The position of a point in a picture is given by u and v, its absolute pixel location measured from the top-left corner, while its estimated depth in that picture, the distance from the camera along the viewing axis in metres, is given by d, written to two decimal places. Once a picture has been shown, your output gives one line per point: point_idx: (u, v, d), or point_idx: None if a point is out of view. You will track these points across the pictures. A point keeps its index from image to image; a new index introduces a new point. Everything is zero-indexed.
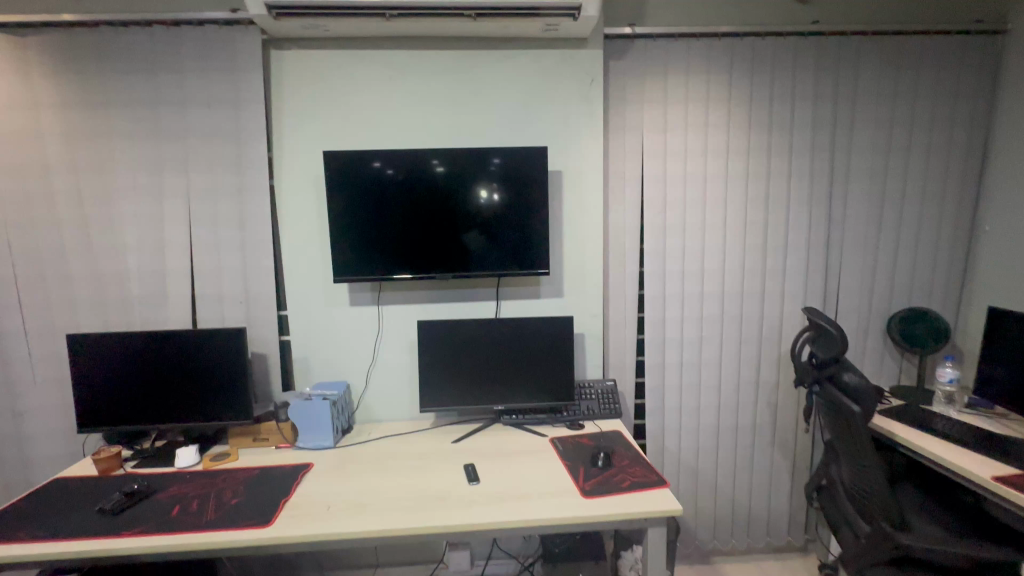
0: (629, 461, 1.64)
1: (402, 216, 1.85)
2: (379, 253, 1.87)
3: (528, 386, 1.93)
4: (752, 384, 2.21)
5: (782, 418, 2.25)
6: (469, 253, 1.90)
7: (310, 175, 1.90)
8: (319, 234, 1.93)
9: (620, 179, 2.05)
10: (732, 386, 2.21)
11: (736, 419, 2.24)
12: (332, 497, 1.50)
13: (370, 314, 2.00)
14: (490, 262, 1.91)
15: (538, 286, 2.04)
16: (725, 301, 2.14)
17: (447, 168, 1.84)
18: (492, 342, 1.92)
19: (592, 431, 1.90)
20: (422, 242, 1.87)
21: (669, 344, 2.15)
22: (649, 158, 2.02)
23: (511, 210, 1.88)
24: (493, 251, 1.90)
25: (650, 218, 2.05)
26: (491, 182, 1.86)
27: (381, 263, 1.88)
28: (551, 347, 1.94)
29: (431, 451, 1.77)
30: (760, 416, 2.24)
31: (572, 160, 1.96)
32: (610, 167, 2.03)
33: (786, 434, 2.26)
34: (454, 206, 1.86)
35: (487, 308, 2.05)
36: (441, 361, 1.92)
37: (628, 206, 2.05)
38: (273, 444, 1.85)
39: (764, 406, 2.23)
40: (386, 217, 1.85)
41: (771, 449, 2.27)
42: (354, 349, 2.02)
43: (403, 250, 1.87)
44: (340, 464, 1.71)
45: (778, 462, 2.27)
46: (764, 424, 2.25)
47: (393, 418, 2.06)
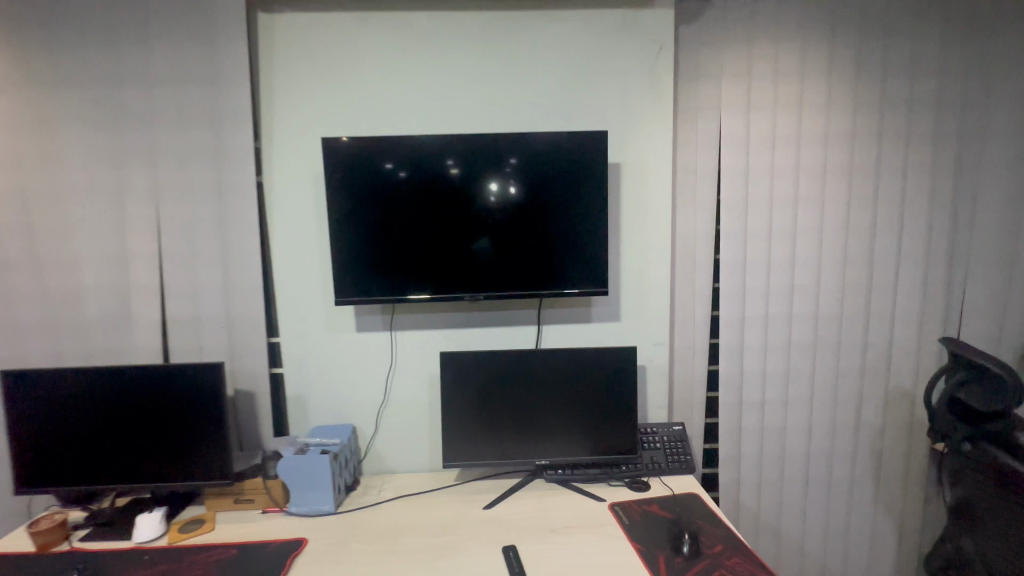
0: (723, 545, 1.24)
1: (394, 217, 1.47)
2: (365, 265, 1.49)
3: (577, 434, 1.55)
4: (850, 426, 1.78)
5: (887, 469, 1.81)
6: (478, 265, 1.51)
7: (302, 172, 1.53)
8: (306, 246, 1.56)
9: (690, 173, 1.64)
10: (824, 430, 1.78)
11: (830, 470, 1.81)
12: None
13: (380, 344, 1.63)
14: (502, 277, 1.52)
15: (589, 307, 1.64)
16: (818, 325, 1.72)
17: (462, 169, 1.46)
18: (529, 380, 1.53)
19: (662, 493, 1.49)
20: (421, 255, 1.50)
21: (747, 378, 1.73)
22: (727, 147, 1.61)
23: (523, 209, 1.49)
24: (512, 264, 1.51)
25: (729, 222, 1.64)
26: (504, 174, 1.47)
27: (371, 275, 1.50)
28: (606, 387, 1.55)
29: (458, 524, 1.37)
30: (860, 466, 1.81)
31: (629, 147, 1.56)
32: (677, 157, 1.63)
33: (891, 489, 1.82)
34: (469, 211, 1.48)
35: (526, 336, 1.65)
36: (469, 402, 1.53)
37: (699, 208, 1.65)
38: (260, 507, 1.47)
39: (865, 453, 1.80)
40: (379, 220, 1.47)
41: (872, 508, 1.83)
42: (360, 385, 1.64)
43: (396, 261, 1.49)
44: (340, 541, 1.32)
45: (882, 522, 1.84)
46: (864, 477, 1.82)
47: (409, 469, 1.68)
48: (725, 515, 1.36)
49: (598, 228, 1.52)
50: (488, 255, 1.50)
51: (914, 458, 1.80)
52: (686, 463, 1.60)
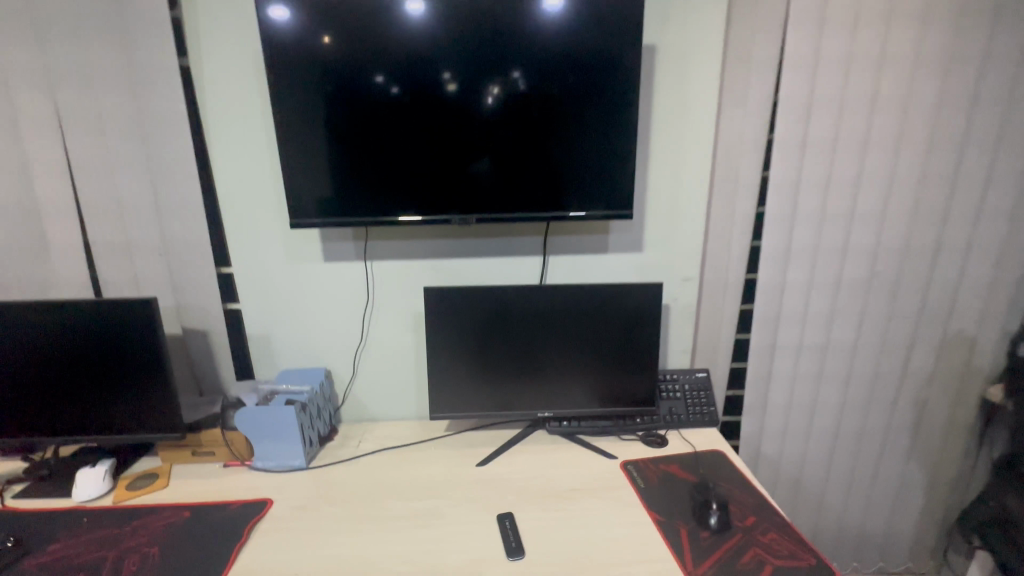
0: (755, 518, 1.05)
1: (360, 129, 1.15)
2: (324, 187, 1.19)
3: (587, 384, 1.33)
4: (896, 375, 1.57)
5: (929, 421, 1.62)
6: (475, 195, 1.21)
7: (244, 68, 1.19)
8: (254, 165, 1.25)
9: (744, 63, 1.28)
10: (865, 380, 1.57)
11: (865, 420, 1.62)
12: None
13: (355, 277, 1.36)
14: (494, 202, 1.22)
15: (605, 235, 1.37)
16: (878, 260, 1.45)
17: (462, 84, 1.13)
18: (531, 323, 1.29)
19: (681, 451, 1.30)
20: (395, 173, 1.19)
21: (785, 320, 1.49)
22: (796, 28, 1.24)
23: (524, 117, 1.16)
24: (509, 185, 1.21)
25: (785, 130, 1.31)
26: (510, 70, 1.13)
27: (331, 198, 1.20)
28: (624, 333, 1.31)
29: (447, 484, 1.19)
30: (899, 417, 1.62)
31: (671, 31, 1.25)
32: (728, 41, 1.26)
33: (929, 442, 1.65)
34: (455, 118, 1.16)
35: (528, 269, 1.38)
36: (460, 346, 1.30)
37: (751, 110, 1.30)
38: (221, 460, 1.29)
39: (907, 404, 1.60)
40: (339, 130, 1.15)
41: (905, 461, 1.67)
42: (333, 326, 1.40)
43: (364, 180, 1.19)
44: (309, 504, 1.14)
45: (913, 475, 1.69)
46: (902, 429, 1.63)
47: (394, 417, 1.49)
48: (757, 480, 1.17)
49: (624, 136, 1.19)
50: (481, 176, 1.20)
51: (961, 409, 1.61)
52: (709, 414, 1.41)
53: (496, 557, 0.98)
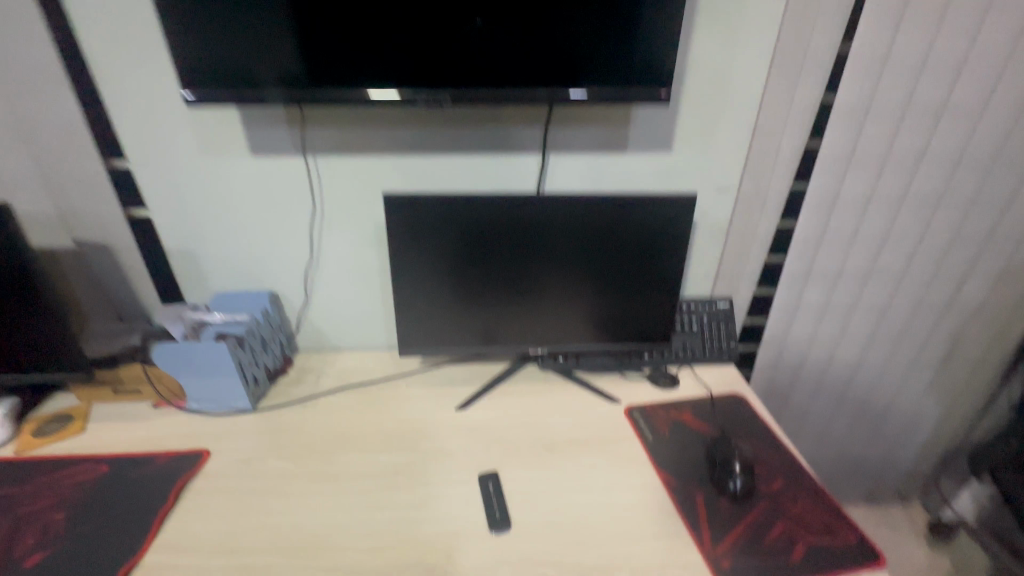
0: (783, 482, 0.90)
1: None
2: (224, 44, 0.82)
3: (589, 317, 1.11)
4: (941, 307, 1.36)
5: (964, 356, 1.46)
6: (462, 75, 0.86)
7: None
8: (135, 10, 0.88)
9: None
10: (905, 312, 1.36)
11: (893, 355, 1.45)
12: (219, 568, 0.76)
13: (295, 178, 1.04)
14: (474, 76, 0.86)
15: (625, 129, 1.04)
16: (961, 170, 1.15)
17: None
18: (522, 244, 1.02)
19: (695, 395, 1.12)
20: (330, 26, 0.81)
21: (828, 242, 1.24)
22: None
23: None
24: (495, 48, 0.84)
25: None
26: None
27: (238, 62, 0.83)
28: (638, 258, 1.05)
29: (421, 432, 1.01)
30: (931, 352, 1.45)
31: None
32: None
33: (956, 377, 1.50)
34: None
35: (522, 173, 1.07)
36: (434, 271, 1.03)
37: None
38: (150, 401, 1.08)
39: (944, 338, 1.42)
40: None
41: (925, 396, 1.54)
42: (273, 240, 1.11)
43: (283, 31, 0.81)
44: (252, 459, 0.95)
45: (928, 409, 1.57)
46: (931, 365, 1.47)
47: (359, 347, 1.27)
48: (784, 433, 1.01)
49: None
50: (471, 45, 0.84)
51: (1001, 344, 1.44)
52: (728, 350, 1.21)
53: (477, 530, 0.82)
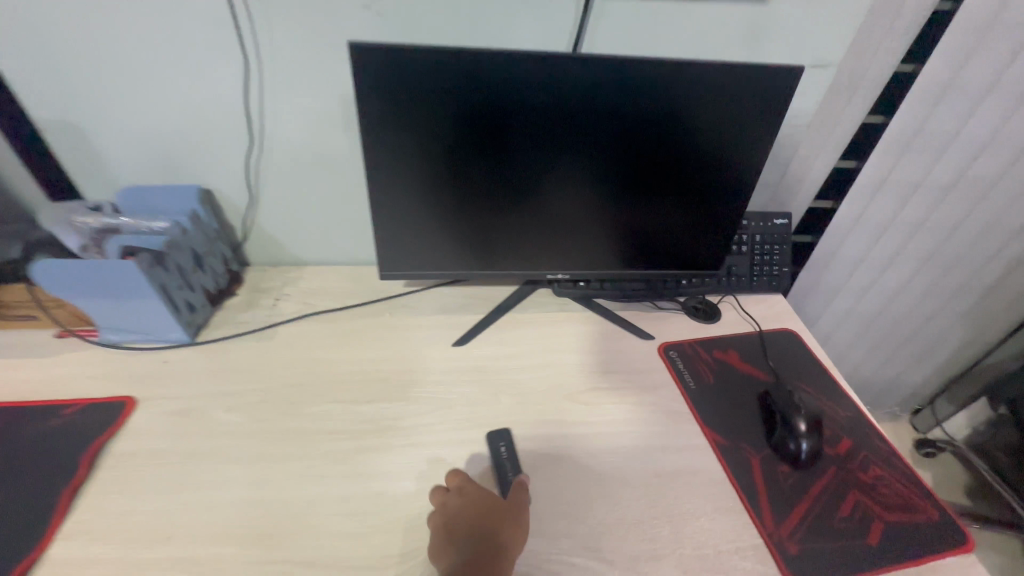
0: (850, 444, 0.76)
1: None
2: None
3: (625, 235, 0.86)
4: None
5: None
6: None
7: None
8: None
9: None
10: (985, 243, 1.15)
11: (950, 289, 1.27)
12: (153, 561, 0.58)
13: (216, 14, 0.70)
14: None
15: None
16: None
17: None
18: (545, 132, 0.73)
19: (740, 330, 0.93)
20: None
21: (917, 145, 1.01)
22: None
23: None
24: None
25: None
26: None
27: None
28: (697, 160, 0.78)
29: (409, 376, 0.81)
30: (997, 291, 1.26)
31: None
32: None
33: (1009, 316, 1.34)
34: None
35: (550, 28, 0.75)
36: (422, 168, 0.75)
37: None
38: (52, 329, 0.83)
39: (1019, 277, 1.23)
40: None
41: (967, 334, 1.40)
42: (195, 113, 0.79)
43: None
44: (194, 411, 0.74)
45: (963, 345, 1.44)
46: (989, 303, 1.30)
47: (328, 262, 1.01)
48: (846, 382, 0.85)
49: None
50: None
51: None
52: (779, 278, 1.00)
53: None
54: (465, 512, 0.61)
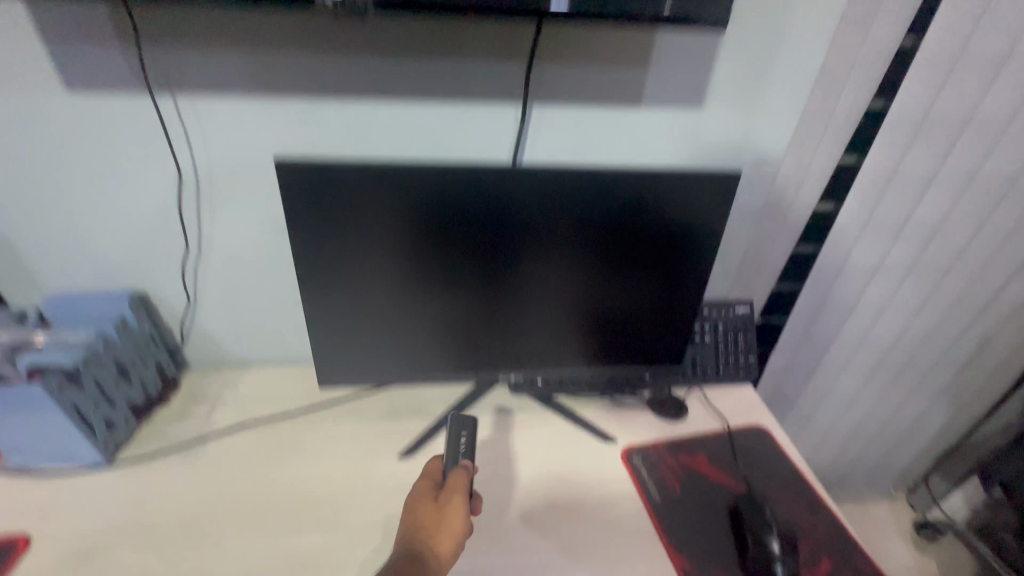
0: (831, 565, 0.69)
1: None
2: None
3: (585, 335, 0.83)
4: (1000, 322, 1.13)
5: (1002, 368, 1.24)
6: None
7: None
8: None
9: None
10: (952, 323, 1.13)
11: (927, 367, 1.24)
12: None
13: (151, 131, 0.69)
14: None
15: (647, 82, 0.74)
16: None
17: None
18: (494, 238, 0.71)
19: (709, 429, 0.88)
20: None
21: (871, 232, 1.01)
22: None
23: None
24: None
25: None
26: None
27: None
28: (651, 255, 0.76)
29: (345, 499, 0.73)
30: (974, 368, 1.23)
31: None
32: None
33: (990, 392, 1.31)
34: None
35: (485, 149, 0.76)
36: (365, 269, 0.72)
37: None
38: None
39: (993, 355, 1.20)
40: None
41: (950, 411, 1.35)
42: (130, 222, 0.77)
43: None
44: (94, 553, 0.65)
45: (949, 422, 1.39)
46: (968, 381, 1.26)
47: (272, 361, 0.95)
48: (822, 486, 0.79)
49: None
50: None
51: None
52: (746, 369, 0.96)
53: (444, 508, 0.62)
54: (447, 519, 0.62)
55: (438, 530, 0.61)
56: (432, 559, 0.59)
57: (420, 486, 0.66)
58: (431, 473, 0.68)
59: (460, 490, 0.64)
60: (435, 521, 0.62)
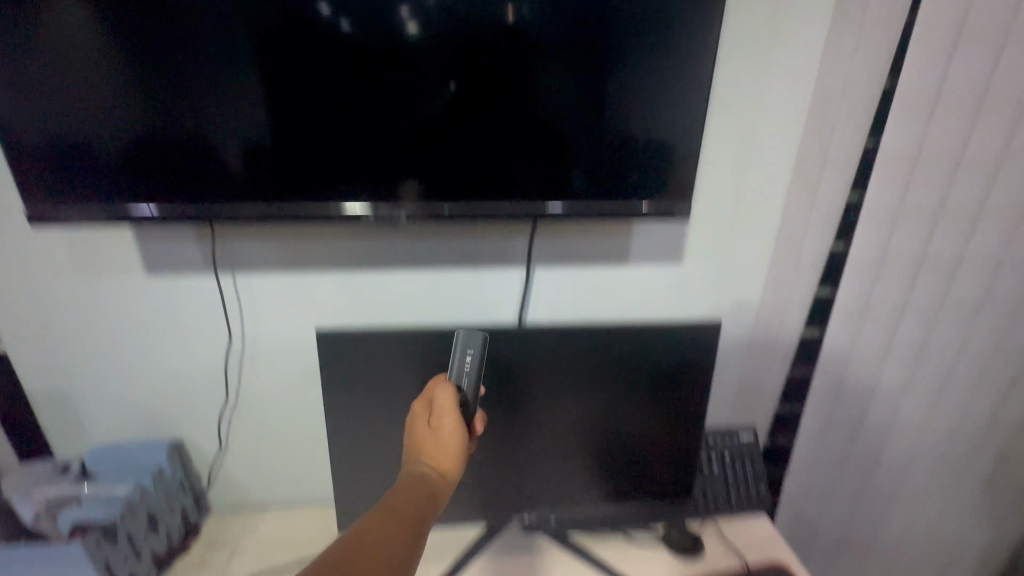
0: None
1: (120, 26, 0.60)
2: (92, 144, 0.64)
3: (595, 473, 0.86)
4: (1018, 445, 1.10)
5: None
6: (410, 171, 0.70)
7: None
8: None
9: None
10: (968, 447, 1.10)
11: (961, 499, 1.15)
12: None
13: (210, 304, 0.81)
14: (441, 170, 0.70)
15: (631, 248, 0.87)
16: (1008, 271, 0.95)
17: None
18: (506, 388, 0.80)
19: (728, 569, 0.87)
20: (220, 107, 0.65)
21: (858, 358, 1.02)
22: None
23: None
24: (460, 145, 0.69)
25: (918, 53, 0.80)
26: None
27: (95, 154, 0.65)
28: (651, 396, 0.83)
29: None
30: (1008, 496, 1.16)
31: None
32: None
33: None
34: (379, 26, 0.63)
35: (495, 309, 0.87)
36: (391, 419, 0.79)
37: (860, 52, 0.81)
38: None
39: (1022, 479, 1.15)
40: (65, 25, 0.60)
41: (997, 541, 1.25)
42: (178, 378, 0.86)
43: (156, 125, 0.64)
44: None
45: None
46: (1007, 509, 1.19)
47: (291, 505, 0.98)
48: None
49: (669, 81, 0.68)
50: (449, 129, 0.68)
51: None
52: (758, 499, 0.97)
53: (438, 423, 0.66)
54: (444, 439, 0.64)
55: (436, 449, 0.64)
56: (435, 476, 0.62)
57: (417, 408, 0.69)
58: (426, 393, 0.70)
59: (449, 409, 0.66)
60: (432, 441, 0.65)
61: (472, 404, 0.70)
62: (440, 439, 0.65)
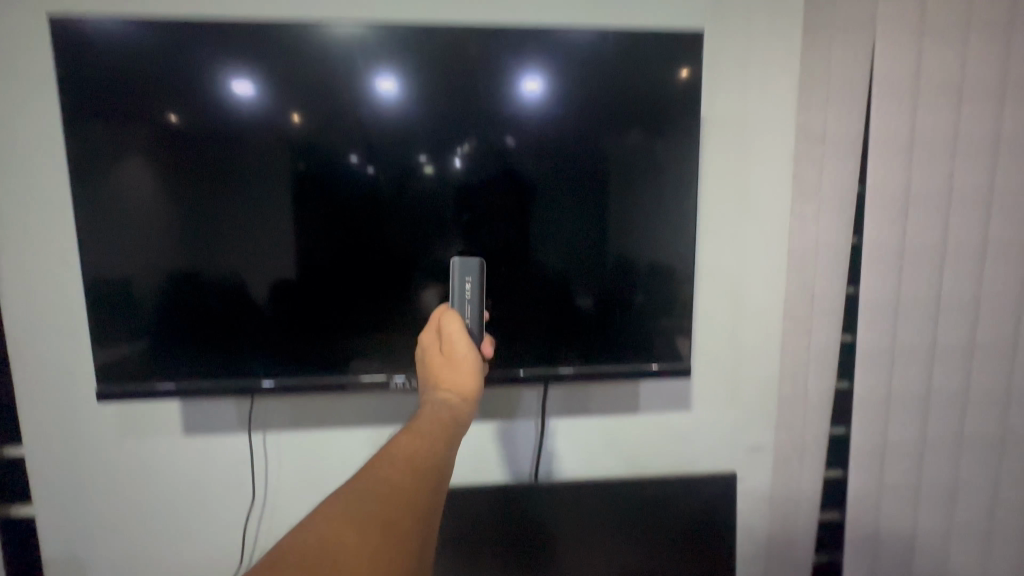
0: None
1: (191, 198, 0.73)
2: (159, 308, 0.74)
3: None
4: None
5: None
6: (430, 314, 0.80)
7: (47, 110, 0.76)
8: (66, 273, 0.79)
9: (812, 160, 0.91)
10: None
11: None
12: None
13: (237, 462, 0.85)
14: None
15: (639, 398, 0.92)
16: (1014, 408, 0.96)
17: (449, 166, 0.76)
18: (530, 544, 0.82)
19: None
20: (272, 263, 0.76)
21: (885, 503, 0.98)
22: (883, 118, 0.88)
23: (479, 173, 0.76)
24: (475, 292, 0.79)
25: (875, 220, 0.90)
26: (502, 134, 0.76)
27: (156, 309, 0.74)
28: (674, 550, 0.84)
29: None
30: None
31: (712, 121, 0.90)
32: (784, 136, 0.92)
33: None
34: (409, 197, 0.76)
35: (513, 463, 0.90)
36: None
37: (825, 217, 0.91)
38: None
39: None
40: (148, 199, 0.72)
41: None
42: (195, 539, 0.86)
43: (211, 278, 0.75)
44: None
45: None
46: None
47: None
48: None
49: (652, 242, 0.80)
50: None
51: None
52: None
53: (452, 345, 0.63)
54: (457, 361, 0.61)
55: (450, 370, 0.60)
56: (458, 399, 0.55)
57: (426, 341, 0.66)
58: (434, 322, 0.67)
59: (459, 333, 0.63)
60: (445, 365, 0.61)
61: (476, 332, 0.69)
62: (454, 362, 0.61)
